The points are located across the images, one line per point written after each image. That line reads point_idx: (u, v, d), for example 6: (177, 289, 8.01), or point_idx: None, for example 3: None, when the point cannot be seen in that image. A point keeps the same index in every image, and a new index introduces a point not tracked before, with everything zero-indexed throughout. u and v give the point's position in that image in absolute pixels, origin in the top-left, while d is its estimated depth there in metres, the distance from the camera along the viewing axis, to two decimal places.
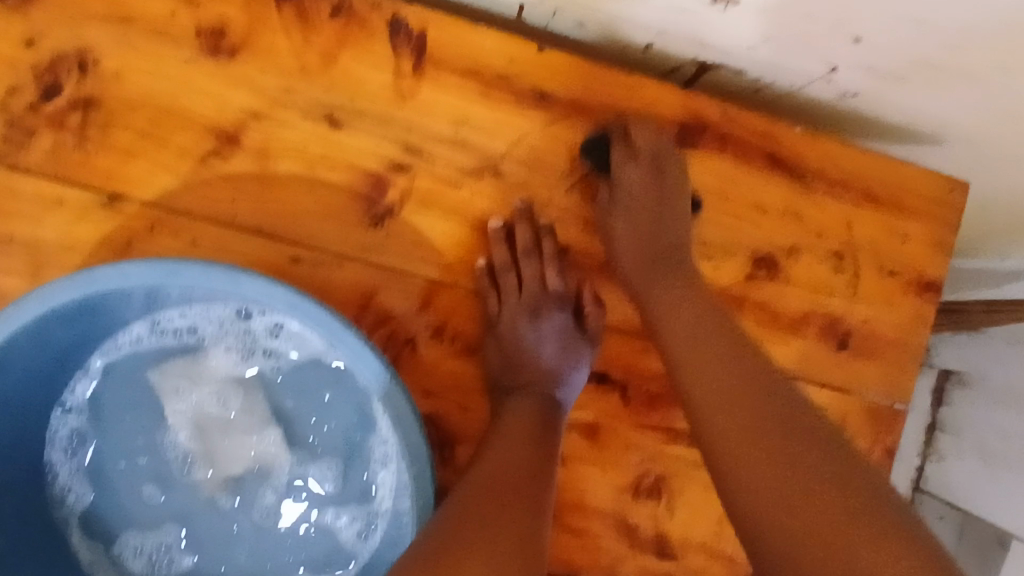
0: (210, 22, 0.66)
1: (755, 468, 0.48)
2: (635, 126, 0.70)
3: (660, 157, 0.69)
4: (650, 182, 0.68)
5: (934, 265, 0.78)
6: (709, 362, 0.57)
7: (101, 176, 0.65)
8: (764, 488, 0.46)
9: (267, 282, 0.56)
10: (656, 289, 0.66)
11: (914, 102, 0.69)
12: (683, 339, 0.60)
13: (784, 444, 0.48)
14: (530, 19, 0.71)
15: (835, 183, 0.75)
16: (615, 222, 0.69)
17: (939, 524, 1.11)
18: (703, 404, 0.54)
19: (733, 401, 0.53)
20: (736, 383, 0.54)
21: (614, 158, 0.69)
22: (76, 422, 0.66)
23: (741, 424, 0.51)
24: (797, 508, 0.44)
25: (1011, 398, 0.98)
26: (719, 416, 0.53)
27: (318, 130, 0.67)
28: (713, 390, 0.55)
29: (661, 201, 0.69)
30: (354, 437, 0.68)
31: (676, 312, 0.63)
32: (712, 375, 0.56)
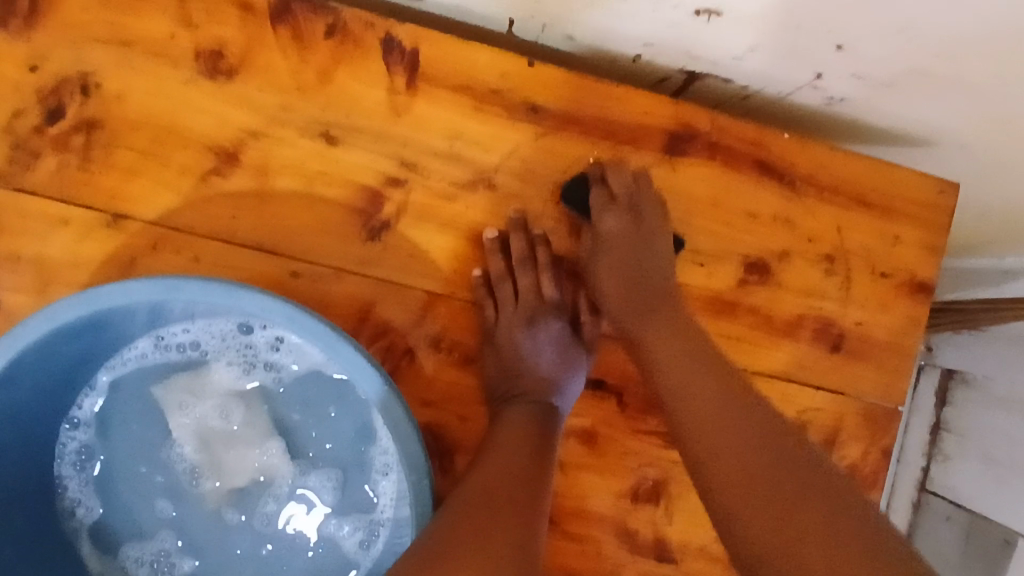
0: (208, 44, 0.67)
1: (749, 501, 0.48)
2: (610, 171, 0.71)
3: (637, 204, 0.70)
4: (626, 231, 0.69)
5: (926, 267, 0.78)
6: (698, 388, 0.57)
7: (104, 195, 0.67)
8: (764, 523, 0.46)
9: (266, 296, 0.57)
10: (636, 320, 0.66)
11: (902, 108, 0.70)
12: (669, 362, 0.61)
13: (776, 474, 0.49)
14: (521, 34, 0.73)
15: (825, 189, 0.76)
16: (595, 262, 0.70)
17: (946, 524, 1.12)
18: (695, 432, 0.54)
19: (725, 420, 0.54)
20: (725, 410, 0.54)
21: (592, 203, 0.71)
22: (84, 436, 0.68)
23: (733, 457, 0.51)
24: (796, 543, 0.44)
25: (1013, 398, 0.98)
26: (708, 446, 0.53)
27: (315, 147, 0.69)
28: (701, 416, 0.55)
29: (640, 242, 0.69)
30: (355, 447, 0.69)
31: (664, 334, 0.63)
32: (701, 400, 0.56)
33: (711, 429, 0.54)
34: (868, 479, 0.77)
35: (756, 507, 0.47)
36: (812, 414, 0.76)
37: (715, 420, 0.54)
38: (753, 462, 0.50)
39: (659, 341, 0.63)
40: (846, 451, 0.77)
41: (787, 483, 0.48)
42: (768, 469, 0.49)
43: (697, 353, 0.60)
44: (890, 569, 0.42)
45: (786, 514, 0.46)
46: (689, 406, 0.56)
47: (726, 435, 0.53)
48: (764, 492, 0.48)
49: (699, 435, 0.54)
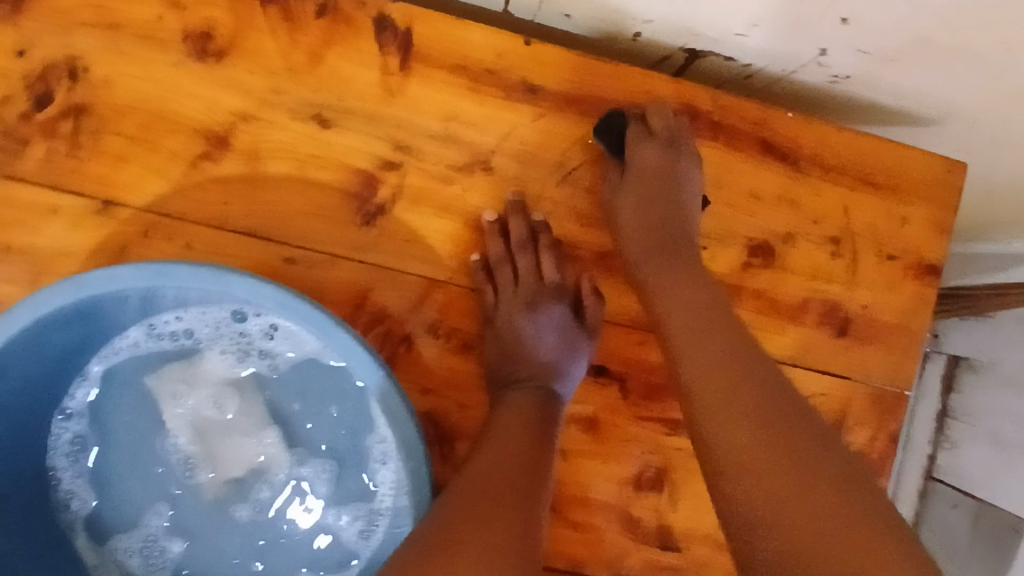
0: (198, 26, 0.66)
1: (753, 456, 0.47)
2: (652, 108, 0.70)
3: (676, 139, 0.70)
4: (659, 163, 0.69)
5: (934, 247, 0.77)
6: (713, 347, 0.55)
7: (94, 183, 0.65)
8: (760, 482, 0.46)
9: (256, 281, 0.55)
10: (650, 268, 0.65)
11: (910, 83, 0.68)
12: (682, 317, 0.60)
13: (790, 435, 0.48)
14: (517, 12, 0.71)
15: (830, 168, 0.74)
16: (620, 197, 0.69)
17: (953, 512, 1.10)
18: (705, 389, 0.53)
19: (729, 393, 0.52)
20: (737, 365, 0.53)
21: (628, 136, 0.70)
22: (77, 427, 0.67)
23: (743, 409, 0.50)
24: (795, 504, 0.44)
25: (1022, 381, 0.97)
26: (718, 400, 0.52)
27: (308, 130, 0.67)
28: (711, 368, 0.54)
29: (670, 186, 0.69)
30: (355, 437, 0.67)
31: (675, 292, 0.62)
32: (716, 357, 0.55)
33: (719, 389, 0.52)
34: (877, 465, 0.76)
35: (759, 477, 0.46)
36: (818, 399, 0.75)
37: (728, 375, 0.53)
38: (761, 423, 0.49)
39: (669, 297, 0.62)
40: (853, 436, 0.75)
41: (795, 443, 0.47)
42: (775, 431, 0.48)
43: (712, 310, 0.59)
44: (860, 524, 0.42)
45: (795, 473, 0.45)
46: (698, 362, 0.55)
47: (739, 393, 0.51)
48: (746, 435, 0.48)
49: (711, 388, 0.53)
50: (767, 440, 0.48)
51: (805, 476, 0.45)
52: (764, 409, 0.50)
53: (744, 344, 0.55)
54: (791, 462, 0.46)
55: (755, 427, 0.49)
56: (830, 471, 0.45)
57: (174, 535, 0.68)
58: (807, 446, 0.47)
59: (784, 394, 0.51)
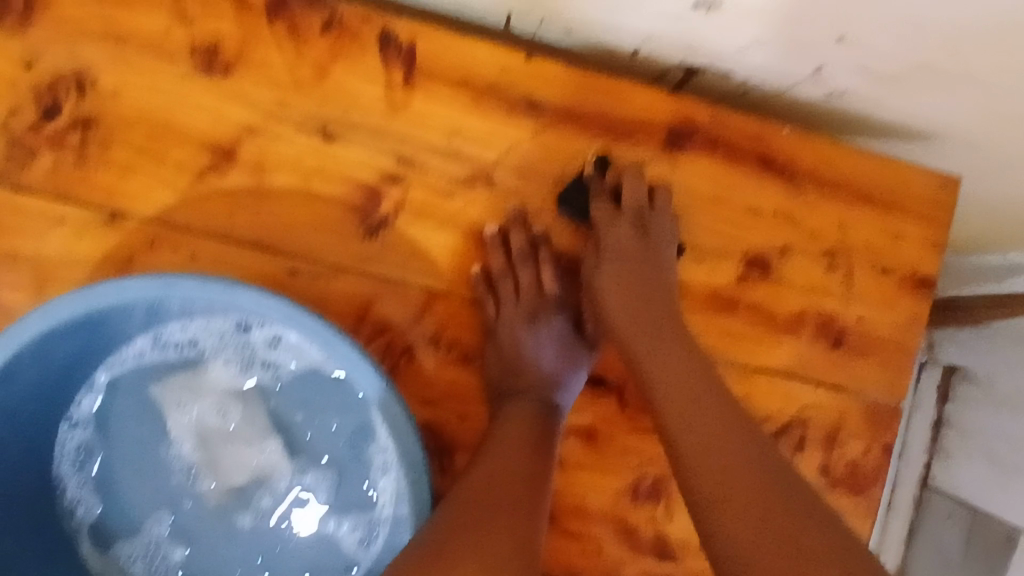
0: (205, 40, 0.67)
1: (724, 482, 0.50)
2: (627, 177, 0.72)
3: (646, 217, 0.71)
4: (635, 241, 0.69)
5: (928, 262, 0.78)
6: (706, 422, 0.55)
7: (101, 193, 0.66)
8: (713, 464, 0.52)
9: (262, 295, 0.57)
10: (638, 334, 0.65)
11: (905, 101, 0.69)
12: (673, 388, 0.59)
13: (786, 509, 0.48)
14: (520, 28, 0.72)
15: (826, 183, 0.75)
16: (614, 231, 0.70)
17: (946, 522, 1.11)
18: (662, 388, 0.59)
19: (683, 391, 0.58)
20: (730, 442, 0.53)
21: (596, 214, 0.71)
22: (82, 435, 0.67)
23: (738, 486, 0.50)
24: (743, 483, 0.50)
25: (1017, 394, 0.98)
26: (712, 478, 0.51)
27: (313, 143, 0.68)
28: (670, 369, 0.60)
29: (647, 257, 0.69)
30: (354, 447, 0.69)
31: (669, 362, 0.61)
32: (695, 400, 0.57)
33: (715, 465, 0.52)
34: (870, 477, 0.77)
35: (712, 461, 0.52)
36: (813, 411, 0.76)
37: (718, 451, 0.53)
38: (711, 417, 0.56)
39: (661, 365, 0.61)
40: (847, 449, 0.76)
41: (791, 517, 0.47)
42: (772, 506, 0.48)
43: (701, 381, 0.59)
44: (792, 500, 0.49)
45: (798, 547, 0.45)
46: (690, 437, 0.54)
47: (731, 465, 0.51)
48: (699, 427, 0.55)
49: (706, 464, 0.52)
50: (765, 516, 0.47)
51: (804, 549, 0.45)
52: (714, 407, 0.56)
53: (735, 420, 0.55)
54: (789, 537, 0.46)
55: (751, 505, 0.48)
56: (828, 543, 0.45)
57: (176, 541, 0.69)
58: (802, 517, 0.47)
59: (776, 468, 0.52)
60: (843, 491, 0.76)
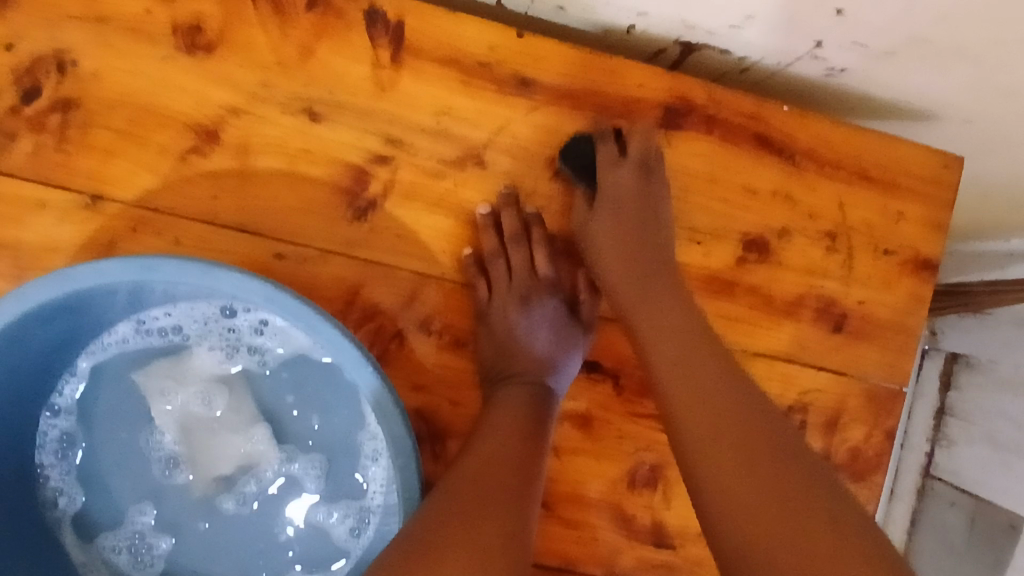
0: (187, 19, 0.65)
1: (714, 444, 0.52)
2: (631, 134, 0.70)
3: (650, 165, 0.69)
4: (635, 186, 0.68)
5: (930, 243, 0.76)
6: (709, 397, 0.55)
7: (83, 177, 0.65)
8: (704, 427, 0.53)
9: (242, 275, 0.54)
10: (626, 281, 0.66)
11: (905, 77, 0.68)
12: (669, 347, 0.60)
13: (771, 463, 0.50)
14: (511, 6, 0.70)
15: (826, 163, 0.73)
16: (614, 174, 0.68)
17: (950, 510, 1.10)
18: (655, 344, 0.61)
19: (672, 343, 0.60)
20: (733, 414, 0.53)
21: (600, 158, 0.69)
22: (65, 424, 0.66)
23: (724, 438, 0.52)
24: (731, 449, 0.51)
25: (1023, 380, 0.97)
26: (702, 436, 0.53)
27: (299, 124, 0.67)
28: (665, 329, 0.61)
29: (647, 207, 0.69)
30: (343, 435, 0.67)
31: (674, 338, 0.60)
32: (690, 359, 0.58)
33: (709, 418, 0.54)
34: (872, 463, 0.75)
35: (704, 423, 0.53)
36: (813, 396, 0.74)
37: (708, 400, 0.55)
38: (704, 377, 0.56)
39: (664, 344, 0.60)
40: (848, 434, 0.75)
41: (777, 470, 0.49)
42: (748, 448, 0.51)
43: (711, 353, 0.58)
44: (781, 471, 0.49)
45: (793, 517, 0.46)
46: (692, 409, 0.55)
47: (719, 414, 0.54)
48: (690, 384, 0.56)
49: (707, 437, 0.53)
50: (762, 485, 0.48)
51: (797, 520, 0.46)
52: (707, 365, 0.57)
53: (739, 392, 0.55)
54: (772, 489, 0.48)
55: (749, 472, 0.49)
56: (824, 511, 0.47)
57: (160, 531, 0.67)
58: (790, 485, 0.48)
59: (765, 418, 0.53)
60: (843, 477, 0.75)
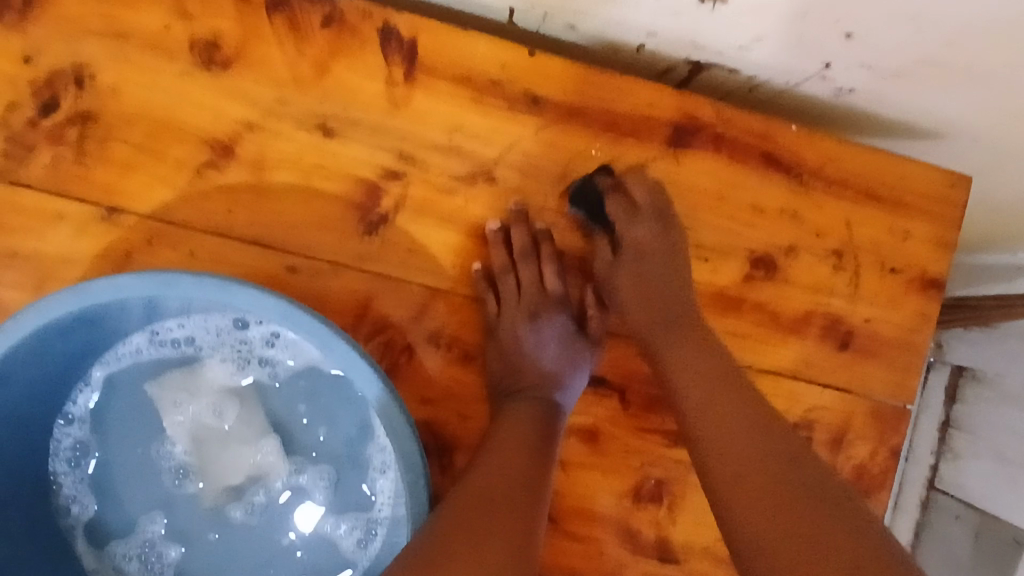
0: (205, 35, 0.66)
1: (734, 463, 0.53)
2: (630, 179, 0.70)
3: (663, 211, 0.70)
4: (658, 241, 0.69)
5: (937, 263, 0.76)
6: (737, 424, 0.56)
7: (99, 190, 0.66)
8: (725, 449, 0.55)
9: (257, 292, 0.55)
10: (655, 333, 0.67)
11: (915, 99, 0.68)
12: (690, 377, 0.62)
13: (790, 476, 0.50)
14: (523, 24, 0.71)
15: (833, 182, 0.74)
16: (632, 229, 0.69)
17: (956, 523, 1.11)
18: (679, 374, 0.63)
19: (695, 374, 0.62)
20: (761, 451, 0.53)
21: (611, 211, 0.69)
22: (79, 433, 0.67)
23: (742, 457, 0.53)
24: (753, 470, 0.52)
25: None
26: (723, 458, 0.54)
27: (312, 139, 0.68)
28: (691, 365, 0.63)
29: (669, 257, 0.69)
30: (351, 446, 0.68)
31: (703, 369, 0.62)
32: (715, 390, 0.60)
33: (726, 442, 0.55)
34: (877, 480, 0.75)
35: (724, 442, 0.55)
36: (818, 413, 0.75)
37: (728, 425, 0.56)
38: (722, 406, 0.58)
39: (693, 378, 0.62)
40: (854, 451, 0.75)
41: (793, 481, 0.50)
42: (767, 465, 0.52)
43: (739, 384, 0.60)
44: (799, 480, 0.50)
45: (804, 525, 0.46)
46: (717, 450, 0.55)
47: (741, 434, 0.55)
48: (712, 410, 0.58)
49: (730, 454, 0.54)
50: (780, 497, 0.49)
51: (809, 527, 0.46)
52: (726, 393, 0.59)
53: (765, 416, 0.56)
54: (793, 504, 0.48)
55: (772, 497, 0.49)
56: (837, 517, 0.47)
57: (169, 539, 0.68)
58: (805, 496, 0.49)
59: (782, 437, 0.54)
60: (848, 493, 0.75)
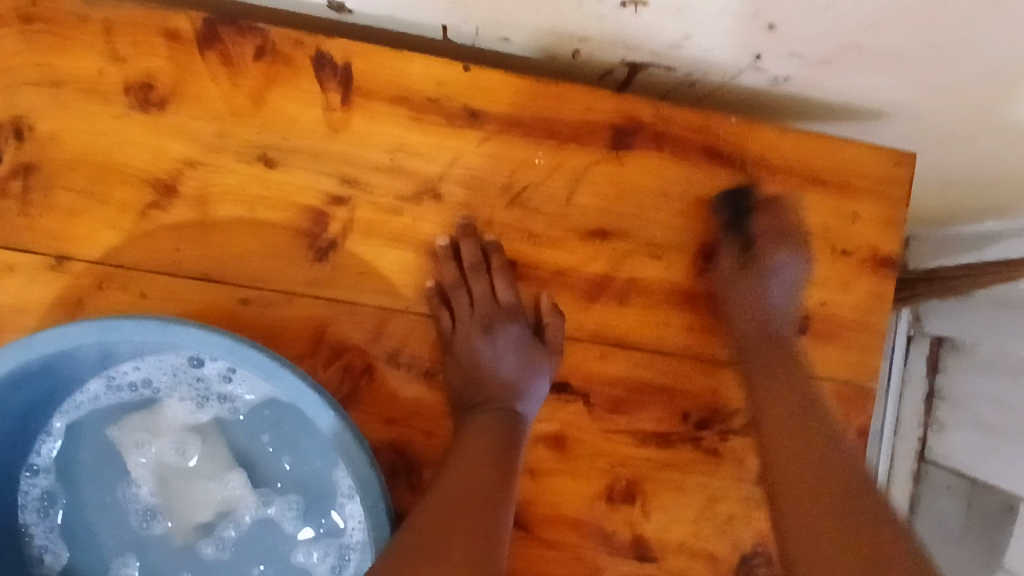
0: (139, 77, 0.66)
1: (810, 471, 0.61)
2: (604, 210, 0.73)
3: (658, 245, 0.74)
4: (655, 276, 0.74)
5: (887, 241, 0.77)
6: (798, 436, 0.65)
7: (46, 239, 0.66)
8: (802, 465, 0.62)
9: (200, 329, 0.55)
10: (738, 321, 0.73)
11: (849, 83, 0.69)
12: (774, 398, 0.69)
13: (834, 504, 0.58)
14: (457, 39, 0.71)
15: (776, 170, 0.75)
16: (627, 269, 0.73)
17: (947, 493, 1.12)
18: (761, 395, 0.70)
19: (777, 397, 0.68)
20: (809, 467, 0.62)
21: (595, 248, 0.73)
22: (45, 483, 0.67)
23: (818, 470, 0.61)
24: (807, 494, 0.60)
25: (1004, 362, 0.99)
26: (792, 477, 0.62)
27: (255, 171, 0.68)
28: (772, 388, 0.69)
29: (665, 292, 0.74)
30: (317, 474, 0.68)
31: (780, 392, 0.69)
32: (779, 404, 0.68)
33: (807, 470, 0.62)
34: None
35: (795, 459, 0.63)
36: None
37: (808, 458, 0.63)
38: (794, 421, 0.66)
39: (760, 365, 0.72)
40: None
41: (843, 497, 0.59)
42: (820, 481, 0.61)
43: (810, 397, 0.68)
44: (858, 494, 0.59)
45: (859, 530, 0.55)
46: (792, 468, 0.62)
47: (815, 465, 0.62)
48: (786, 424, 0.66)
49: (793, 460, 0.63)
50: (826, 497, 0.59)
51: (836, 534, 0.56)
52: (800, 412, 0.67)
53: (827, 438, 0.64)
54: (840, 519, 0.57)
55: (832, 519, 0.57)
56: (866, 520, 0.56)
57: None
58: (853, 515, 0.57)
59: (843, 459, 0.62)
60: None
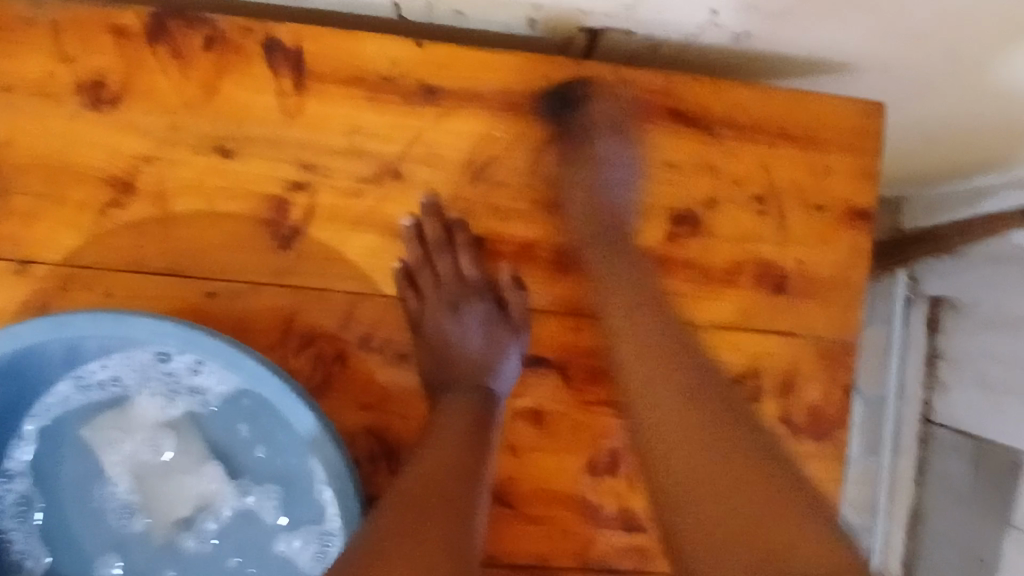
0: (88, 75, 0.66)
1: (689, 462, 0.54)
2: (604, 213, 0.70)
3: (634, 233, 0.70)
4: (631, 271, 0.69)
5: (862, 194, 0.75)
6: (683, 420, 0.58)
7: (7, 244, 0.66)
8: (681, 450, 0.56)
9: (152, 320, 0.55)
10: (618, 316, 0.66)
11: (810, 34, 0.67)
12: (642, 358, 0.63)
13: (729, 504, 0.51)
14: (410, 16, 0.70)
15: (744, 128, 0.73)
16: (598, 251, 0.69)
17: (954, 456, 1.10)
18: (644, 362, 0.63)
19: (649, 364, 0.62)
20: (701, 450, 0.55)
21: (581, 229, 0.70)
22: (21, 487, 0.66)
23: (701, 458, 0.54)
24: (694, 484, 0.53)
25: (1007, 316, 0.99)
26: (696, 451, 0.55)
27: (211, 162, 0.67)
28: (641, 351, 0.63)
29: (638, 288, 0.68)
30: (293, 462, 0.67)
31: (663, 377, 0.61)
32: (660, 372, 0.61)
33: (686, 460, 0.55)
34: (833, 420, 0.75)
35: (670, 442, 0.56)
36: (763, 361, 0.74)
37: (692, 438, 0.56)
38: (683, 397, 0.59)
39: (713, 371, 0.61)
40: (807, 394, 0.75)
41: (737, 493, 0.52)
42: (711, 471, 0.53)
43: None
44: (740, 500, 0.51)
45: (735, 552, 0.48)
46: (682, 442, 0.56)
47: (710, 449, 0.55)
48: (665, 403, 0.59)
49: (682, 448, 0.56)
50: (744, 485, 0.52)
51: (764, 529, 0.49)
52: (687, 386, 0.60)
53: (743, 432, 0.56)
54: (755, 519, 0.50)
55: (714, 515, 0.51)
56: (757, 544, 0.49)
57: None
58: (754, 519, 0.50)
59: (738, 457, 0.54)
60: (805, 437, 0.75)
